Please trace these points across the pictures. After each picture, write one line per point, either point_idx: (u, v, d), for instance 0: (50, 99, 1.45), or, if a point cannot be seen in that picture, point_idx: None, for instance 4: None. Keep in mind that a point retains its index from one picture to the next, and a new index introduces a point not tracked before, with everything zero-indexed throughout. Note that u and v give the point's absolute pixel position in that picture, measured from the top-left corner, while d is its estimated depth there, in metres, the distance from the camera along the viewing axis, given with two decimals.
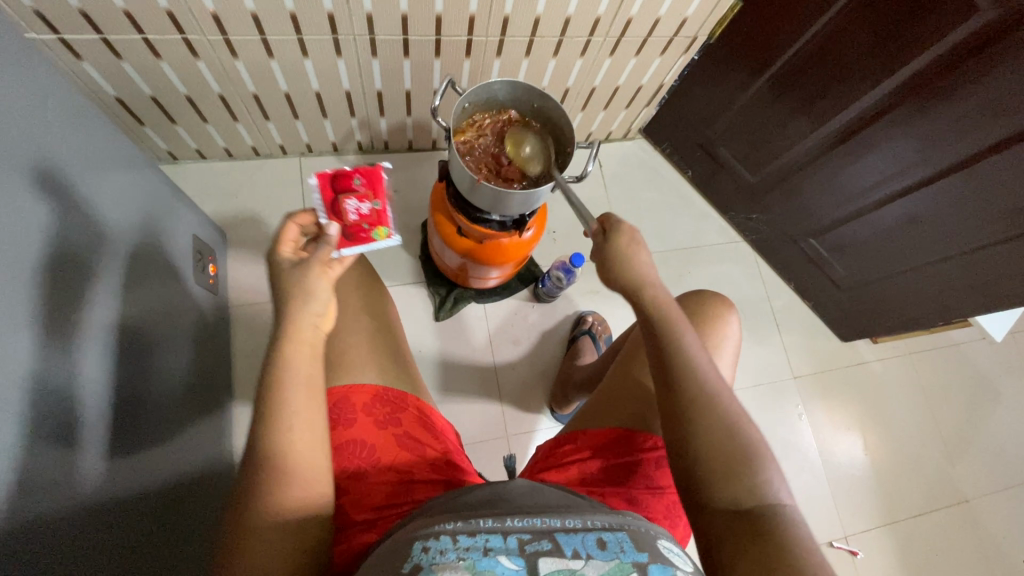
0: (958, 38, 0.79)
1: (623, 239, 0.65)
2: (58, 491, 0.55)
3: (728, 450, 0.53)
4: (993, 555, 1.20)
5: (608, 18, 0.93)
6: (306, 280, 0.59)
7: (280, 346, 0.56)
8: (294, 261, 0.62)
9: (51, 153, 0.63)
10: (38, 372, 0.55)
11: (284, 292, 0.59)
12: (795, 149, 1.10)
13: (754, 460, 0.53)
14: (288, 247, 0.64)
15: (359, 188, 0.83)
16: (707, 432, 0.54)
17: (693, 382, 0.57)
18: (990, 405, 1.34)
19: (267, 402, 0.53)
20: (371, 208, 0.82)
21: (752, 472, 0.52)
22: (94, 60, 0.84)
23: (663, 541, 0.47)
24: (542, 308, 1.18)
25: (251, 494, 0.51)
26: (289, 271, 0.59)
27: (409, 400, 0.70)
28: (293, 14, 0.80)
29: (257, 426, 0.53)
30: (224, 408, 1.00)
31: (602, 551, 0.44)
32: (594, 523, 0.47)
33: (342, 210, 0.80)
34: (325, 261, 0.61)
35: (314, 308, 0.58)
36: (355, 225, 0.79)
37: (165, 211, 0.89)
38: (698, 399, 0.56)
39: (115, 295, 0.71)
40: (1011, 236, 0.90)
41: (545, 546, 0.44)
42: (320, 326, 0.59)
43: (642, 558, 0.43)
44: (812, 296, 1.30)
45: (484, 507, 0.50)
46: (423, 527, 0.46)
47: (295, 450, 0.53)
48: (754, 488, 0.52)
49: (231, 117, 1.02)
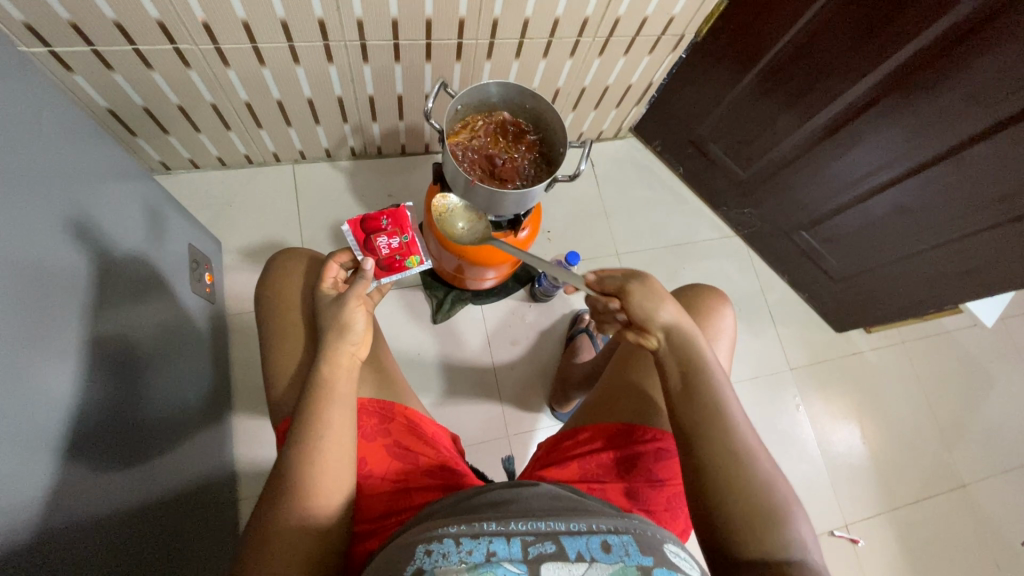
0: (939, 30, 0.80)
1: (647, 293, 0.65)
2: (62, 500, 0.56)
3: (759, 505, 0.53)
4: (992, 538, 1.21)
5: (596, 18, 0.94)
6: (344, 311, 0.66)
7: (320, 367, 0.62)
8: (335, 296, 0.70)
9: (45, 166, 0.63)
10: (39, 384, 0.56)
11: (325, 324, 0.66)
12: (784, 143, 1.11)
13: (782, 516, 0.53)
14: (330, 282, 0.72)
15: (388, 226, 0.85)
16: (737, 487, 0.54)
17: (728, 433, 0.57)
18: (984, 390, 1.35)
19: (305, 415, 0.59)
20: (401, 242, 0.85)
21: (781, 527, 0.53)
22: (85, 72, 0.84)
23: (669, 545, 0.47)
24: (539, 307, 1.19)
25: (277, 498, 0.55)
26: (331, 306, 0.67)
27: (396, 408, 0.69)
28: (284, 22, 0.80)
29: (293, 436, 0.58)
30: (223, 417, 0.99)
31: (606, 554, 0.44)
32: (597, 526, 0.48)
33: (374, 246, 0.82)
34: (360, 296, 0.68)
35: (350, 339, 0.65)
36: (390, 258, 0.82)
37: (161, 223, 0.89)
38: (731, 451, 0.56)
39: (111, 305, 0.71)
40: (1000, 222, 0.92)
41: (549, 549, 0.45)
42: (356, 354, 0.66)
43: (646, 562, 0.44)
44: (805, 288, 1.32)
45: (492, 509, 0.51)
46: (425, 531, 0.47)
47: (325, 463, 0.57)
48: (783, 542, 0.52)
49: (224, 126, 1.02)
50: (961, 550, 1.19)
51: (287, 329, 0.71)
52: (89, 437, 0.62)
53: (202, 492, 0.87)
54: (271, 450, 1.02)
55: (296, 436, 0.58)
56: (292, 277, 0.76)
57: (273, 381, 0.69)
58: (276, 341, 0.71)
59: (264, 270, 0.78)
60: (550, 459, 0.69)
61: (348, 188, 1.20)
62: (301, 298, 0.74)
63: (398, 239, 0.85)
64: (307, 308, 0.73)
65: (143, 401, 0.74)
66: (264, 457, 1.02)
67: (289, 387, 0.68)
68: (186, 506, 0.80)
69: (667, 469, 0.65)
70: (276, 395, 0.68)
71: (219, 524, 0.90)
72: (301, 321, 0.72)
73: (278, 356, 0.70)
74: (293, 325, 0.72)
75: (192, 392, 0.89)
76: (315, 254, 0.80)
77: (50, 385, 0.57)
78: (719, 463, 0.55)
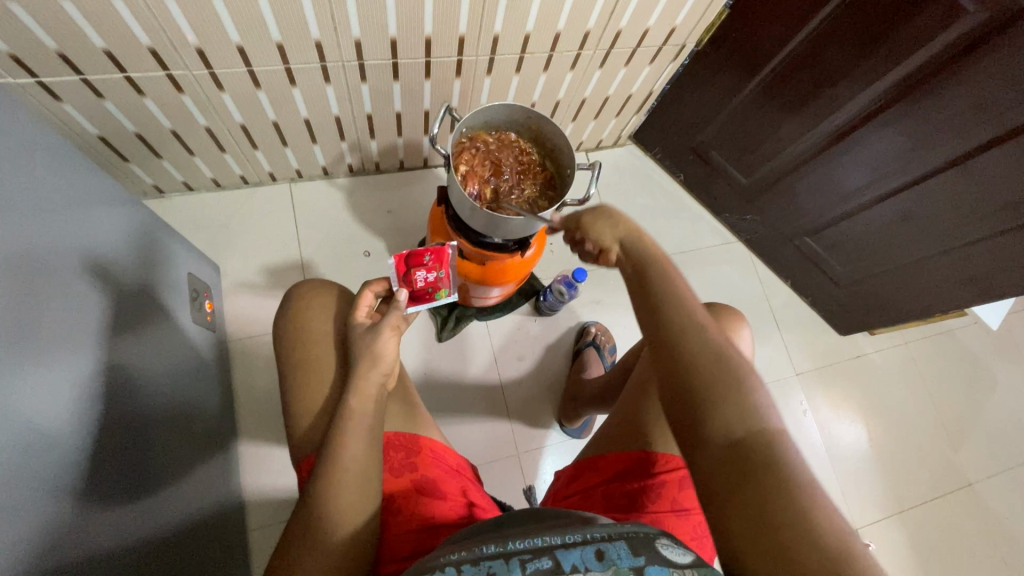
0: (946, 40, 0.80)
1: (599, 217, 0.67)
2: (63, 550, 0.53)
3: (722, 377, 0.51)
4: (998, 536, 1.22)
5: (598, 31, 0.93)
6: (376, 343, 0.65)
7: (349, 396, 0.61)
8: (369, 324, 0.69)
9: (41, 206, 0.61)
10: (45, 433, 0.54)
11: (357, 353, 0.65)
12: (787, 151, 1.11)
13: (748, 388, 0.50)
14: (364, 312, 0.71)
15: (430, 260, 0.82)
16: (705, 363, 0.52)
17: (686, 313, 0.56)
18: (987, 389, 1.36)
19: (332, 443, 0.57)
20: (438, 277, 0.82)
21: (746, 398, 0.49)
22: (75, 101, 0.81)
23: (663, 538, 0.41)
24: (545, 322, 1.18)
25: (303, 530, 0.54)
26: (364, 335, 0.66)
27: (421, 442, 0.68)
28: (280, 45, 0.78)
29: (320, 465, 0.57)
30: (228, 447, 0.97)
31: (599, 563, 0.38)
32: (592, 534, 0.41)
33: (412, 279, 0.80)
34: (394, 327, 0.67)
35: (382, 369, 0.64)
36: (423, 290, 0.81)
37: (158, 250, 0.87)
38: (694, 331, 0.54)
39: (114, 344, 0.69)
40: (1007, 229, 0.91)
41: (544, 564, 0.38)
42: (386, 385, 0.64)
43: (639, 563, 0.38)
44: (811, 292, 1.32)
45: (494, 536, 0.44)
46: (430, 560, 0.40)
47: (350, 492, 0.56)
48: (748, 412, 0.49)
49: (218, 148, 1.00)
50: (970, 550, 1.20)
51: (310, 363, 0.70)
52: (96, 481, 0.60)
53: (211, 523, 0.84)
54: (278, 478, 1.00)
55: (323, 464, 0.57)
56: (313, 308, 0.74)
57: (296, 418, 0.67)
58: (298, 375, 0.69)
59: (284, 301, 0.76)
60: (576, 488, 0.70)
61: (347, 206, 1.18)
62: (328, 331, 0.72)
63: (435, 273, 0.82)
64: (337, 340, 0.72)
65: (149, 438, 0.72)
66: (270, 484, 1.00)
67: (312, 424, 0.66)
68: (195, 543, 0.78)
69: (691, 496, 0.65)
70: (298, 434, 0.66)
71: (229, 556, 0.88)
72: (329, 352, 0.71)
73: (300, 390, 0.68)
74: (317, 358, 0.70)
75: (198, 423, 0.87)
76: (339, 285, 0.79)
77: (55, 433, 0.55)
78: (685, 344, 0.53)
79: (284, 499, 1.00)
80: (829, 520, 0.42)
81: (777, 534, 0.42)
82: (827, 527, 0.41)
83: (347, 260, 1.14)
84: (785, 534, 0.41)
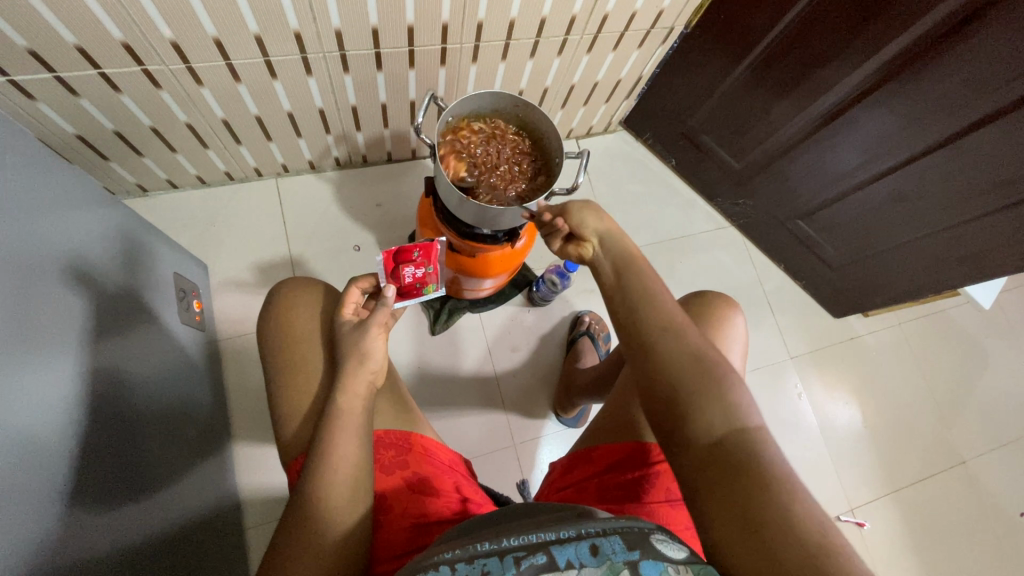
0: (938, 18, 0.78)
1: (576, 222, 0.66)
2: (58, 557, 0.53)
3: (699, 375, 0.51)
4: (992, 512, 1.24)
5: (584, 16, 0.91)
6: (363, 339, 0.65)
7: (337, 395, 0.60)
8: (356, 321, 0.68)
9: (18, 208, 0.59)
10: (39, 441, 0.54)
11: (343, 351, 0.64)
12: (779, 133, 1.09)
13: (726, 382, 0.50)
14: (351, 309, 0.71)
15: (418, 256, 0.80)
16: (677, 363, 0.52)
17: (663, 313, 0.56)
18: (980, 368, 1.37)
19: (320, 442, 0.57)
20: (426, 273, 0.81)
21: (725, 392, 0.49)
22: (49, 100, 0.79)
23: (657, 533, 0.41)
24: (538, 312, 1.18)
25: (293, 532, 0.54)
26: (350, 332, 0.65)
27: (412, 438, 0.68)
28: (258, 36, 0.76)
29: (308, 465, 0.56)
30: (222, 447, 0.96)
31: (594, 558, 0.38)
32: (587, 529, 0.40)
33: (399, 275, 0.78)
34: (381, 323, 0.66)
35: (370, 365, 0.64)
36: (411, 285, 0.79)
37: (142, 249, 0.85)
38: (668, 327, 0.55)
39: (100, 346, 0.68)
40: (999, 208, 0.91)
41: (539, 560, 0.38)
42: (374, 382, 0.64)
43: (633, 557, 0.38)
44: (804, 276, 1.31)
45: (483, 534, 0.44)
46: (420, 561, 0.40)
47: (341, 492, 0.56)
48: (723, 408, 0.48)
49: (201, 144, 0.98)
50: (964, 525, 1.21)
51: (297, 363, 0.69)
52: (89, 484, 0.59)
53: (207, 522, 0.84)
54: (273, 476, 1.00)
55: (312, 464, 0.56)
56: (298, 307, 0.73)
57: (284, 420, 0.67)
58: (286, 376, 0.69)
59: (267, 300, 0.75)
60: (567, 482, 0.70)
61: (336, 200, 1.16)
62: (312, 330, 0.71)
63: (423, 269, 0.81)
64: (323, 338, 0.71)
65: (142, 442, 0.71)
66: (267, 482, 1.00)
67: (302, 425, 0.66)
68: (193, 544, 0.78)
69: None
70: (288, 436, 0.66)
71: (227, 554, 0.88)
72: (316, 352, 0.70)
73: (287, 391, 0.68)
74: (303, 357, 0.69)
75: (190, 424, 0.86)
76: (323, 282, 0.77)
77: (43, 440, 0.54)
78: (661, 342, 0.54)
79: (280, 497, 0.99)
80: (812, 516, 0.42)
81: (763, 525, 0.42)
82: (810, 525, 0.41)
83: (336, 255, 1.13)
84: (770, 528, 0.41)
